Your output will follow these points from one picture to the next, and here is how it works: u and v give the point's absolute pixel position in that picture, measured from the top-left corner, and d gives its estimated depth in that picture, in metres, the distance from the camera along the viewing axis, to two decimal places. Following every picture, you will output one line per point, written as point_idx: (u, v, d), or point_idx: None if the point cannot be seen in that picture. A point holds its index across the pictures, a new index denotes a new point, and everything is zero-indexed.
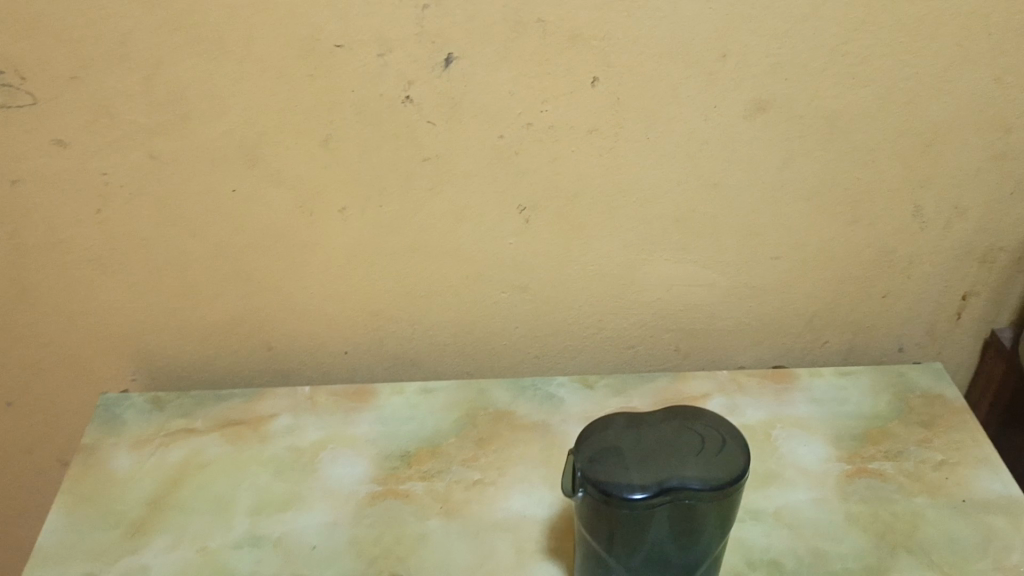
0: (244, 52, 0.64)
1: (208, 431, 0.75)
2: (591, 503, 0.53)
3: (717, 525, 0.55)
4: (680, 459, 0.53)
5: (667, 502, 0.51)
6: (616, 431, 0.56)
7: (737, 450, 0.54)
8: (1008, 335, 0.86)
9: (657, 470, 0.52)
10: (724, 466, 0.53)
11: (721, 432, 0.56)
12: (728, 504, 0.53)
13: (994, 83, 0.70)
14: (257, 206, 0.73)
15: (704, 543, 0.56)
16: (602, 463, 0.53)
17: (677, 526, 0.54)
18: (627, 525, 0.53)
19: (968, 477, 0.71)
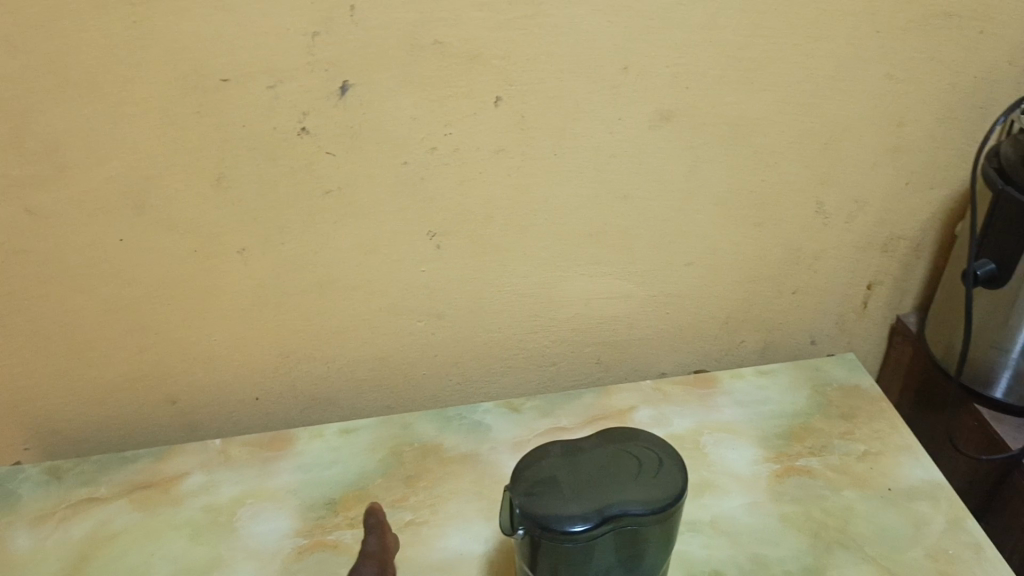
0: (122, 93, 0.60)
1: (114, 498, 0.70)
2: (530, 542, 0.50)
3: (659, 549, 0.53)
4: (619, 485, 0.51)
5: (610, 531, 0.49)
6: (550, 461, 0.53)
7: (675, 468, 0.53)
8: (913, 320, 0.89)
9: (597, 499, 0.49)
10: (664, 487, 0.51)
11: (657, 452, 0.54)
12: (670, 526, 0.51)
13: (884, 80, 0.71)
14: (148, 254, 0.68)
15: (646, 571, 0.53)
16: (540, 496, 0.50)
17: (620, 555, 0.51)
18: (569, 561, 0.50)
19: (892, 465, 0.73)
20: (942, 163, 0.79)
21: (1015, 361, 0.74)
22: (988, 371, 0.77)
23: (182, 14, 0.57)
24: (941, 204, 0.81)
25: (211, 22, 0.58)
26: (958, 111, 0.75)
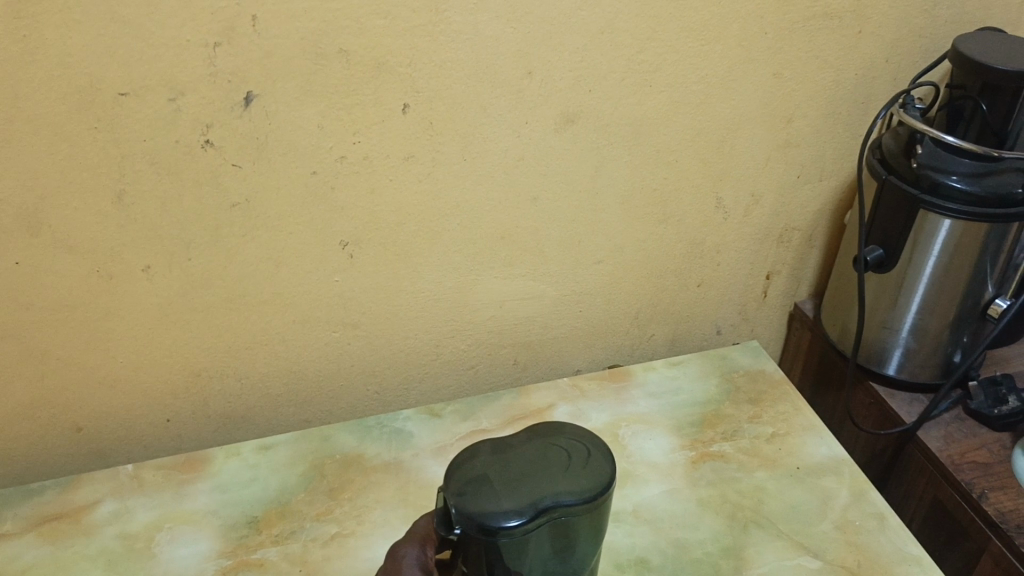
0: (13, 110, 0.58)
1: (21, 533, 0.66)
2: (465, 541, 0.50)
3: (589, 537, 0.54)
4: (551, 476, 0.51)
5: (544, 524, 0.50)
6: (482, 457, 0.53)
7: (604, 457, 0.53)
8: (809, 306, 0.94)
9: (529, 492, 0.50)
10: (593, 476, 0.52)
11: (585, 442, 0.55)
12: (601, 514, 0.52)
13: (773, 78, 0.75)
14: (46, 277, 0.66)
15: (577, 560, 0.54)
16: (473, 494, 0.50)
17: (553, 546, 0.52)
18: (504, 557, 0.50)
19: (798, 444, 0.76)
20: (829, 156, 0.83)
21: (905, 339, 0.79)
22: (881, 351, 0.81)
23: (75, 27, 0.55)
24: (831, 195, 0.86)
25: (105, 34, 0.56)
26: (842, 106, 0.79)
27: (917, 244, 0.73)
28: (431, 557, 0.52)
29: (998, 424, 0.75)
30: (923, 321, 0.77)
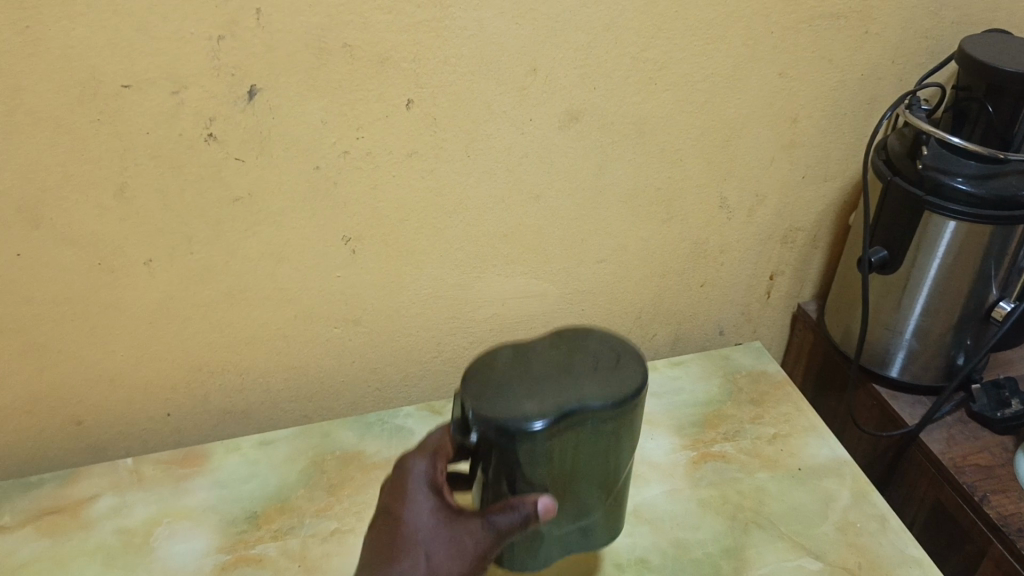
0: (14, 101, 0.57)
1: (18, 527, 0.66)
2: (483, 446, 0.49)
3: (622, 448, 0.52)
4: (576, 382, 0.50)
5: (568, 428, 0.48)
6: (504, 365, 0.52)
7: (633, 364, 0.52)
8: (813, 307, 0.94)
9: (554, 398, 0.49)
10: (622, 381, 0.50)
11: (612, 349, 0.54)
12: (632, 422, 0.52)
13: (778, 78, 0.75)
14: (47, 269, 0.65)
15: (614, 476, 0.53)
16: (492, 400, 0.49)
17: (582, 453, 0.50)
18: (529, 463, 0.49)
19: (800, 445, 0.76)
20: (834, 157, 0.83)
21: (909, 341, 0.79)
22: (884, 352, 0.81)
23: (77, 19, 0.55)
24: (835, 196, 0.86)
25: (109, 27, 0.56)
26: (847, 107, 0.79)
27: (921, 246, 0.73)
28: (440, 470, 0.52)
29: (1001, 427, 0.75)
30: (927, 323, 0.77)
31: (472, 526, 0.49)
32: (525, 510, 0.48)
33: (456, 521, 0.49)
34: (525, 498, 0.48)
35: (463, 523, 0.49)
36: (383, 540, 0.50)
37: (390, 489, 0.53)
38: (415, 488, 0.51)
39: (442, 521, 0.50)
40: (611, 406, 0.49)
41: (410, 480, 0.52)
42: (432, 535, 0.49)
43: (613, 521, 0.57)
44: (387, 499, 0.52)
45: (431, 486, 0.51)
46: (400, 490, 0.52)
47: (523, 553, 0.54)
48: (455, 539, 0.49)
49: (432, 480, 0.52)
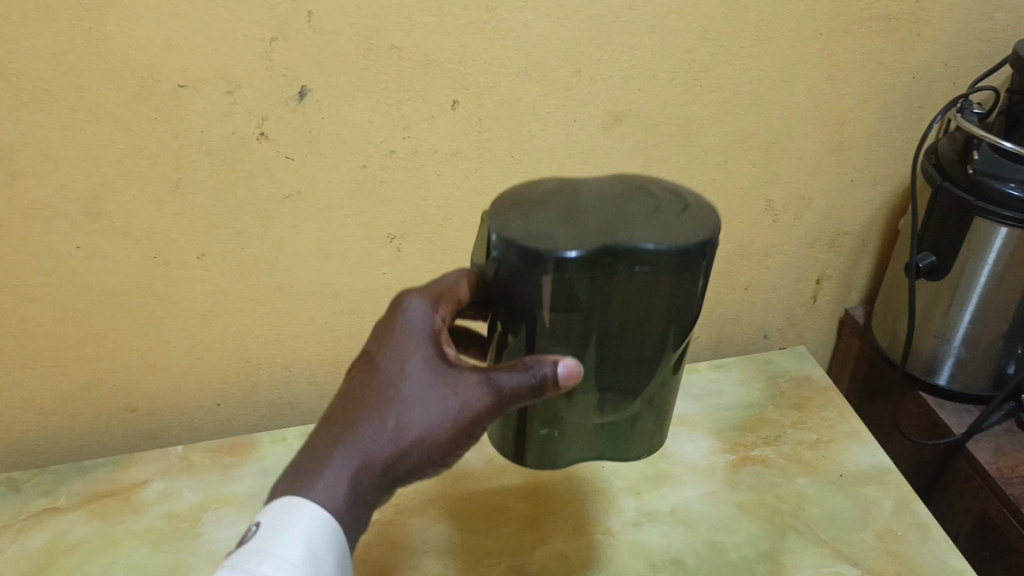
0: (77, 99, 0.59)
1: (73, 509, 0.69)
2: (510, 275, 0.46)
3: (673, 318, 0.48)
4: (630, 224, 0.46)
5: (607, 266, 0.44)
6: (550, 196, 0.49)
7: (704, 215, 0.47)
8: (860, 313, 0.92)
9: (599, 233, 0.45)
10: (685, 230, 0.46)
11: (684, 200, 0.49)
12: (695, 282, 0.47)
13: (826, 81, 0.74)
14: (104, 261, 0.68)
15: (658, 353, 0.49)
16: (526, 224, 0.46)
17: (617, 307, 0.46)
18: (552, 304, 0.45)
19: (841, 452, 0.76)
20: (883, 161, 0.82)
21: (957, 349, 0.77)
22: (931, 360, 0.79)
23: (137, 20, 0.57)
24: (884, 200, 0.85)
25: (166, 28, 0.58)
26: (898, 110, 0.78)
27: (971, 251, 0.71)
28: (441, 317, 0.49)
29: None
30: (976, 331, 0.75)
31: (470, 383, 0.47)
32: (541, 372, 0.45)
33: (455, 376, 0.47)
34: (545, 357, 0.45)
35: (463, 379, 0.47)
36: (365, 382, 0.49)
37: (385, 326, 0.50)
38: (412, 331, 0.49)
39: (438, 373, 0.48)
40: (663, 253, 0.44)
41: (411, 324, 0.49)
42: (424, 385, 0.47)
43: (658, 424, 0.54)
44: (377, 336, 0.50)
45: (429, 333, 0.49)
46: (397, 331, 0.49)
47: (541, 440, 0.52)
48: (450, 394, 0.47)
49: (432, 328, 0.49)
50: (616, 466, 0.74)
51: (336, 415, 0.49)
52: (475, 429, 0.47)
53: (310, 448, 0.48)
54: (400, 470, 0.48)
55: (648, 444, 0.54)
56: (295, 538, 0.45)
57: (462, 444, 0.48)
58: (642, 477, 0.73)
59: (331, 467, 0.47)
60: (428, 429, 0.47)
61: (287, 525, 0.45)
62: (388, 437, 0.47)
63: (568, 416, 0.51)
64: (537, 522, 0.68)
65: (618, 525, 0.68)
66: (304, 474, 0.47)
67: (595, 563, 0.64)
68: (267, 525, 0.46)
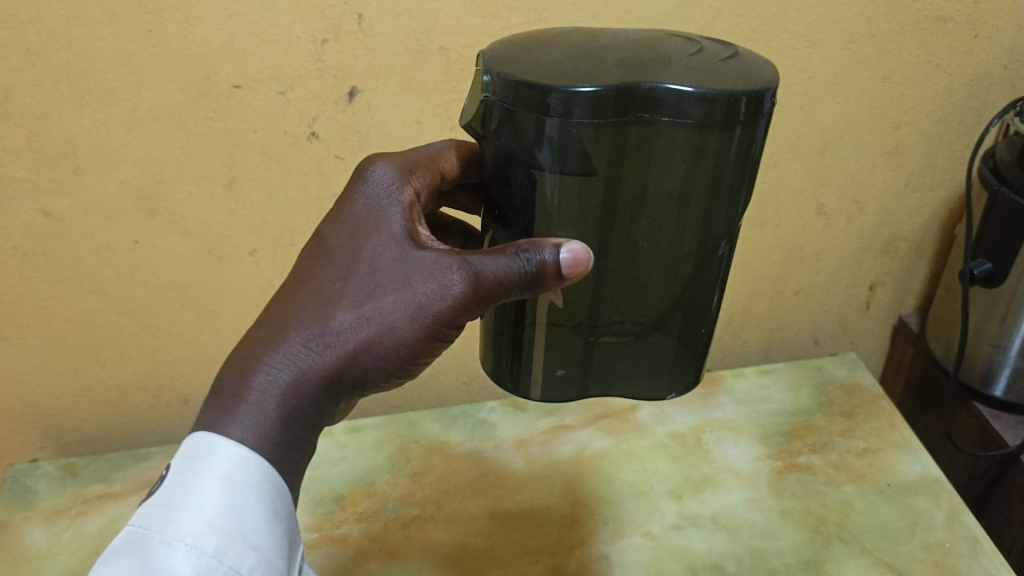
0: (138, 98, 0.61)
1: (128, 495, 0.71)
2: (511, 118, 0.40)
3: (710, 196, 0.41)
4: (662, 65, 0.39)
5: (628, 109, 0.38)
6: (568, 37, 0.43)
7: (758, 65, 0.41)
8: (914, 320, 0.91)
9: (621, 71, 0.39)
10: (733, 76, 0.39)
11: (731, 47, 0.43)
12: (740, 148, 0.40)
13: (881, 83, 0.73)
14: (162, 255, 0.70)
15: (691, 244, 0.43)
16: (534, 60, 0.40)
17: (638, 170, 0.40)
18: (559, 160, 0.40)
19: (891, 461, 0.74)
20: (940, 165, 0.80)
21: (1014, 359, 0.75)
22: (986, 370, 0.77)
23: (195, 22, 0.59)
24: (940, 205, 0.83)
25: (223, 30, 0.60)
26: (955, 114, 0.77)
27: None
28: (408, 200, 0.47)
29: None
30: None
31: (449, 268, 0.42)
32: (540, 256, 0.40)
33: (429, 261, 0.43)
34: (547, 241, 0.41)
35: (436, 265, 0.43)
36: (326, 267, 0.44)
37: (347, 209, 0.46)
38: (379, 215, 0.45)
39: (405, 262, 0.43)
40: (699, 99, 0.38)
41: (381, 208, 0.46)
42: (392, 270, 0.43)
43: (692, 353, 0.48)
44: (339, 220, 0.46)
45: (404, 219, 0.45)
46: (365, 215, 0.46)
47: (559, 372, 0.47)
48: (422, 281, 0.43)
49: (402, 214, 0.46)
50: (657, 469, 0.74)
51: (280, 305, 0.44)
52: (445, 326, 0.43)
53: (256, 339, 0.43)
54: (353, 371, 0.43)
55: (679, 381, 0.48)
56: (215, 483, 0.41)
57: (429, 344, 0.44)
58: (685, 481, 0.72)
59: (274, 358, 0.42)
60: (392, 322, 0.43)
61: (210, 461, 0.41)
62: (343, 329, 0.42)
63: (592, 343, 0.46)
64: (578, 523, 0.68)
65: (658, 528, 0.67)
66: (238, 367, 0.42)
67: (634, 565, 0.64)
68: (186, 460, 0.42)
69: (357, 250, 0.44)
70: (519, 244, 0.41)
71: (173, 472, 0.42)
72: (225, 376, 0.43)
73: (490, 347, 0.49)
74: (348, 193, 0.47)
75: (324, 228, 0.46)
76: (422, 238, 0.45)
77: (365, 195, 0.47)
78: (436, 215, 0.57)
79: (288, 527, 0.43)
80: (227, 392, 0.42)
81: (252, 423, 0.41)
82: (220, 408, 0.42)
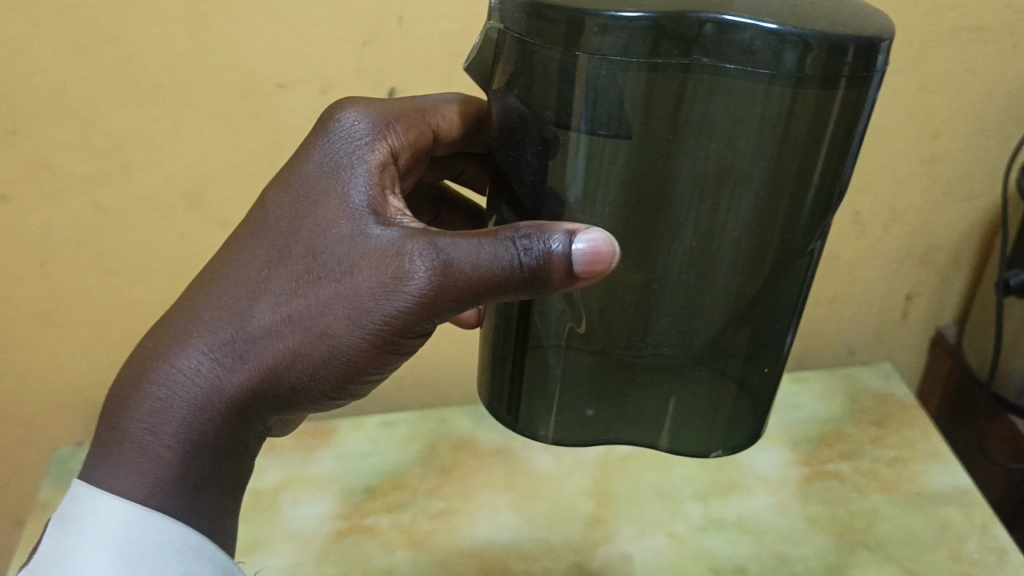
0: (186, 96, 0.64)
1: None
2: (541, 51, 0.39)
3: (786, 165, 0.40)
4: (739, 1, 0.38)
5: (684, 46, 0.37)
6: None
7: (868, 13, 0.39)
8: (951, 332, 0.90)
9: (687, 2, 0.37)
10: (827, 19, 0.37)
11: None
12: (820, 105, 0.38)
13: (919, 91, 0.73)
14: (204, 248, 0.72)
15: (770, 237, 0.42)
16: None
17: (695, 130, 0.39)
18: (587, 102, 0.39)
19: (921, 471, 0.74)
20: (979, 174, 0.79)
21: None
22: None
23: (242, 24, 0.61)
24: (979, 216, 0.82)
25: (268, 31, 0.62)
26: (994, 124, 0.76)
27: None
28: (381, 172, 0.47)
29: None
30: None
31: (405, 255, 0.41)
32: (545, 244, 0.39)
33: (383, 245, 0.42)
34: (559, 228, 0.40)
35: (384, 255, 0.42)
36: (267, 253, 0.45)
37: (304, 185, 0.46)
38: (335, 196, 0.45)
39: (354, 250, 0.43)
40: (775, 38, 0.36)
41: (335, 190, 0.46)
42: (335, 261, 0.43)
43: (749, 395, 0.48)
44: (290, 197, 0.46)
45: (369, 194, 0.45)
46: (320, 195, 0.45)
47: (593, 411, 0.48)
48: (369, 270, 0.42)
49: (366, 193, 0.45)
50: (684, 471, 0.74)
51: (207, 296, 0.45)
52: (389, 326, 0.42)
53: (178, 333, 0.44)
54: (274, 378, 0.43)
55: (731, 437, 0.49)
56: (98, 540, 0.43)
57: (376, 343, 0.43)
58: (711, 484, 0.72)
59: (176, 364, 0.43)
60: (321, 323, 0.42)
61: (95, 513, 0.43)
62: (265, 326, 0.43)
63: (631, 384, 0.47)
64: (602, 521, 0.69)
65: (683, 530, 0.68)
66: (150, 363, 0.44)
67: (656, 565, 0.65)
68: (74, 514, 0.44)
69: (293, 241, 0.44)
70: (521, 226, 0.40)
71: (60, 535, 0.44)
72: (133, 374, 0.44)
73: (486, 376, 0.50)
74: (313, 163, 0.47)
75: (270, 207, 0.46)
76: (387, 216, 0.45)
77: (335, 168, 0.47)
78: (442, 189, 0.65)
79: (212, 563, 0.45)
80: (131, 395, 0.44)
81: (149, 434, 0.43)
82: (115, 417, 0.44)
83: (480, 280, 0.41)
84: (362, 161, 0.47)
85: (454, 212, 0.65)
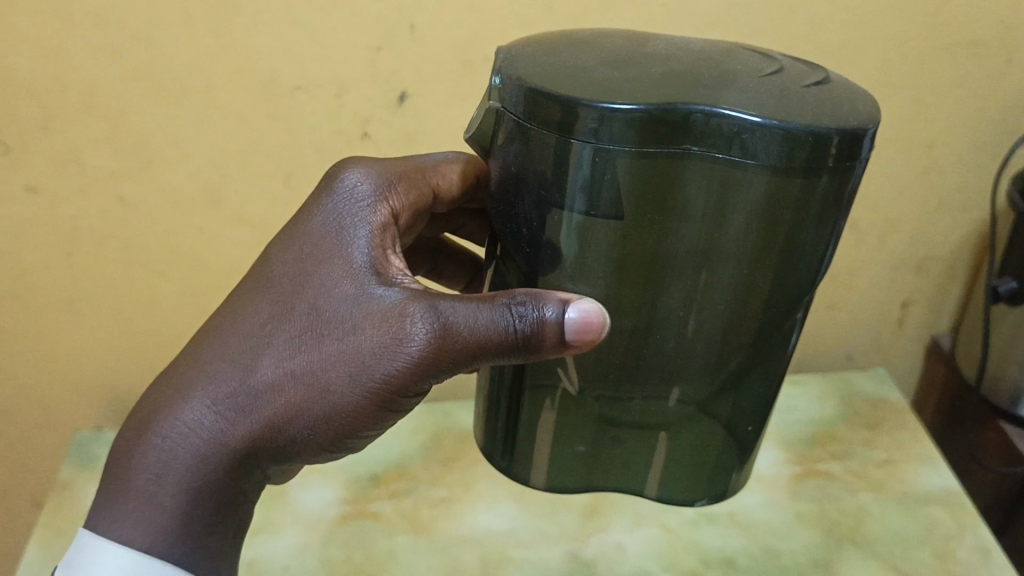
0: (208, 96, 0.67)
1: None
2: (537, 135, 0.42)
3: (774, 243, 0.43)
4: (726, 92, 0.41)
5: (676, 135, 0.40)
6: (621, 48, 0.46)
7: (849, 97, 0.43)
8: (947, 340, 0.92)
9: (676, 95, 0.40)
10: (810, 107, 0.41)
11: (819, 73, 0.45)
12: (804, 191, 0.42)
13: (914, 103, 0.75)
14: (222, 242, 0.75)
15: (754, 309, 0.46)
16: (562, 74, 0.42)
17: (687, 212, 0.43)
18: (583, 182, 0.42)
19: (911, 473, 0.76)
20: (974, 186, 0.81)
21: None
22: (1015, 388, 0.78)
23: (262, 28, 0.65)
24: (974, 227, 0.84)
25: (287, 34, 0.65)
26: (988, 137, 0.78)
27: None
28: (384, 229, 0.51)
29: None
30: None
31: (407, 319, 0.45)
32: (540, 312, 0.43)
33: (386, 308, 0.46)
34: (553, 300, 0.44)
35: (385, 317, 0.46)
36: (273, 308, 0.48)
37: (309, 245, 0.50)
38: (339, 256, 0.49)
39: (356, 311, 0.46)
40: (762, 130, 0.40)
41: (339, 249, 0.49)
42: (338, 321, 0.46)
43: (737, 443, 0.51)
44: (295, 256, 0.49)
45: (371, 254, 0.48)
46: (324, 256, 0.49)
47: (585, 451, 0.51)
48: (372, 332, 0.46)
49: (369, 253, 0.48)
50: None
51: (215, 350, 0.48)
52: (387, 386, 0.46)
53: (188, 385, 0.47)
54: (277, 430, 0.47)
55: (718, 480, 0.52)
56: None
57: (374, 400, 0.46)
58: None
59: (185, 415, 0.47)
60: (323, 380, 0.46)
61: (103, 554, 0.47)
62: (267, 382, 0.46)
63: (622, 428, 0.50)
64: (597, 513, 0.71)
65: (676, 523, 0.70)
66: (161, 413, 0.47)
67: (648, 555, 0.67)
68: (79, 557, 0.47)
69: (297, 299, 0.48)
70: (514, 296, 0.44)
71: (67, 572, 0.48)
72: (140, 422, 0.48)
73: (483, 420, 0.54)
74: (318, 221, 0.50)
75: (274, 264, 0.50)
76: (388, 276, 0.48)
77: (338, 227, 0.50)
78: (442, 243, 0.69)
79: None
80: (139, 445, 0.47)
81: (153, 482, 0.47)
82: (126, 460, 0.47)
83: (476, 342, 0.44)
84: (369, 218, 0.51)
85: (450, 261, 0.69)
